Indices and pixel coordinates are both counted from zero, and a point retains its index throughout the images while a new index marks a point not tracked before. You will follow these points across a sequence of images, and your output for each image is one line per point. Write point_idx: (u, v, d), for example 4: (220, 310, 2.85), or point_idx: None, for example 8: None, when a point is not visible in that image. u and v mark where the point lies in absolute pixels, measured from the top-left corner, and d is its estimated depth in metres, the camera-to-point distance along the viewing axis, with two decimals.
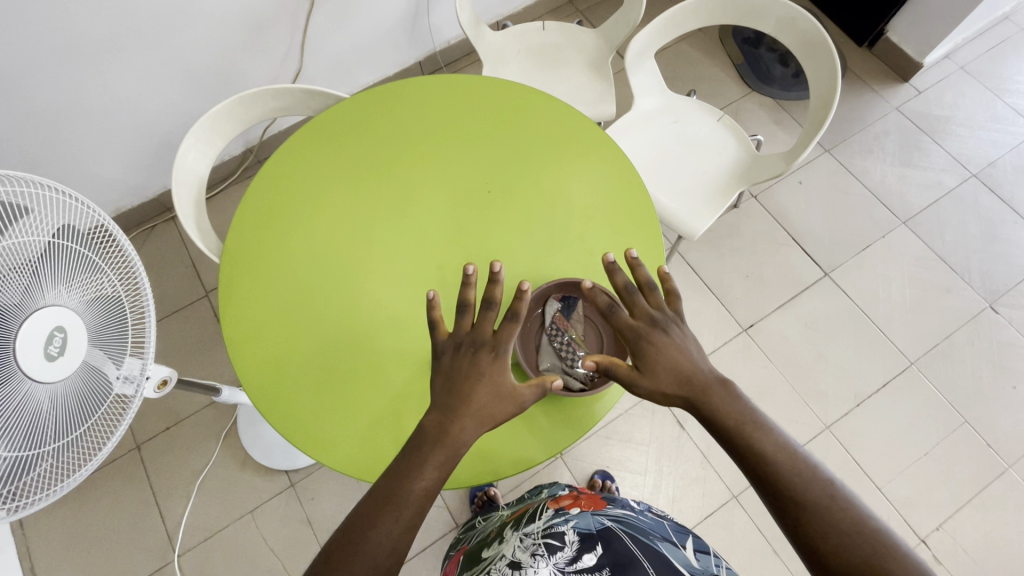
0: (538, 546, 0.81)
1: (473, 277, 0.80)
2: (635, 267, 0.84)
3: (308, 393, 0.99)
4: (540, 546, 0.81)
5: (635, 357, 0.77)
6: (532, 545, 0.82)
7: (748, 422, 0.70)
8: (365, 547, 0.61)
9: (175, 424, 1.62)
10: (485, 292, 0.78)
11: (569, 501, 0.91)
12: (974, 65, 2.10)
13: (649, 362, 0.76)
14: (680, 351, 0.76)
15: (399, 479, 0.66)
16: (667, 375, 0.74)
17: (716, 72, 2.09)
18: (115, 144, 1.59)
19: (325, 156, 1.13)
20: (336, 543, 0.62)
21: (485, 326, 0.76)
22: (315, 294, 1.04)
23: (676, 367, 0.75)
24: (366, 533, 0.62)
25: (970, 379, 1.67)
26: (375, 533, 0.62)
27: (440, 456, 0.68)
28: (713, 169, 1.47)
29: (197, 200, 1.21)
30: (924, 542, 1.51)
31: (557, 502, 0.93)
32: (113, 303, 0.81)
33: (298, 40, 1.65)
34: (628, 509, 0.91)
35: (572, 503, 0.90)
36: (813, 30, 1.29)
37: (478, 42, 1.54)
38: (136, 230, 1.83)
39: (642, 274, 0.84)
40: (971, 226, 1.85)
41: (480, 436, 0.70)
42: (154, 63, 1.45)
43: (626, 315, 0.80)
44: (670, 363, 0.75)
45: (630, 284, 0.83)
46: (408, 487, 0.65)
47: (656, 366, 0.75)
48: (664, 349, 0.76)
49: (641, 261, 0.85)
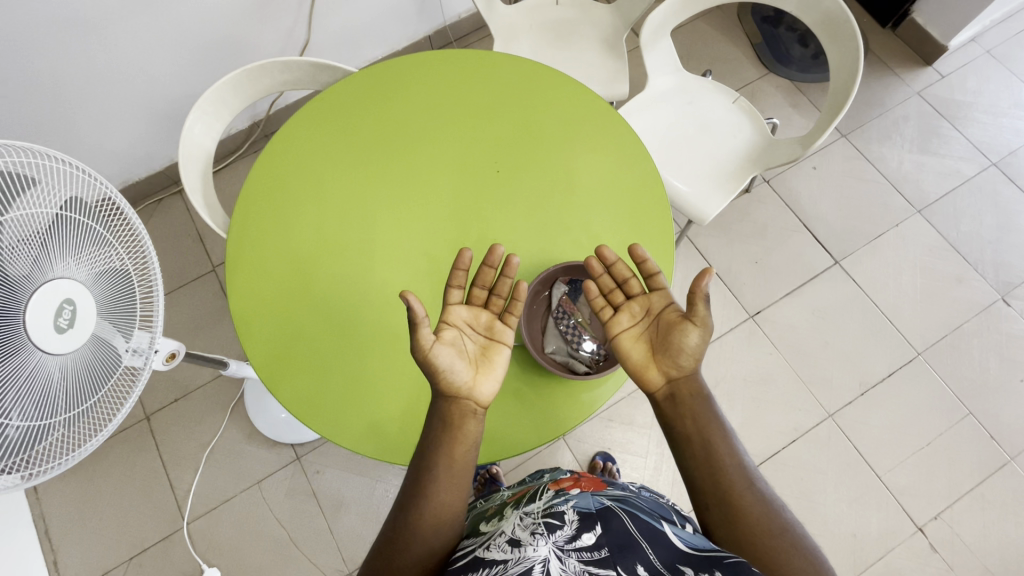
0: (538, 525, 0.75)
1: (463, 263, 0.84)
2: (616, 266, 0.89)
3: (311, 371, 1.00)
4: (539, 525, 0.76)
5: (662, 355, 0.81)
6: (532, 524, 0.76)
7: (712, 430, 0.76)
8: (410, 549, 0.72)
9: (183, 396, 1.65)
10: (462, 282, 0.85)
11: (569, 482, 0.91)
12: (1001, 49, 2.03)
13: (674, 352, 0.80)
14: (702, 330, 0.79)
15: (415, 486, 0.75)
16: (689, 362, 0.80)
17: (733, 51, 2.04)
18: (123, 116, 1.58)
19: (332, 131, 1.12)
20: (382, 549, 0.74)
21: (454, 317, 0.84)
22: (323, 277, 1.03)
23: (701, 353, 0.80)
24: (405, 541, 0.73)
25: (977, 372, 1.66)
26: (408, 542, 0.73)
27: (442, 449, 0.76)
28: (726, 153, 1.44)
29: (204, 173, 1.21)
30: (921, 531, 1.52)
31: (557, 485, 0.92)
32: (121, 276, 0.80)
33: (305, 11, 1.61)
34: (628, 492, 0.90)
35: (572, 485, 0.90)
36: (836, 9, 1.24)
37: (489, 15, 1.50)
38: (142, 203, 1.83)
39: (627, 272, 0.88)
40: (987, 216, 1.82)
41: (472, 418, 0.79)
42: (162, 32, 1.43)
43: (636, 315, 0.86)
44: (695, 349, 0.79)
45: (628, 281, 0.88)
46: (435, 494, 0.74)
47: (682, 358, 0.79)
48: (687, 333, 0.79)
49: (617, 259, 0.90)
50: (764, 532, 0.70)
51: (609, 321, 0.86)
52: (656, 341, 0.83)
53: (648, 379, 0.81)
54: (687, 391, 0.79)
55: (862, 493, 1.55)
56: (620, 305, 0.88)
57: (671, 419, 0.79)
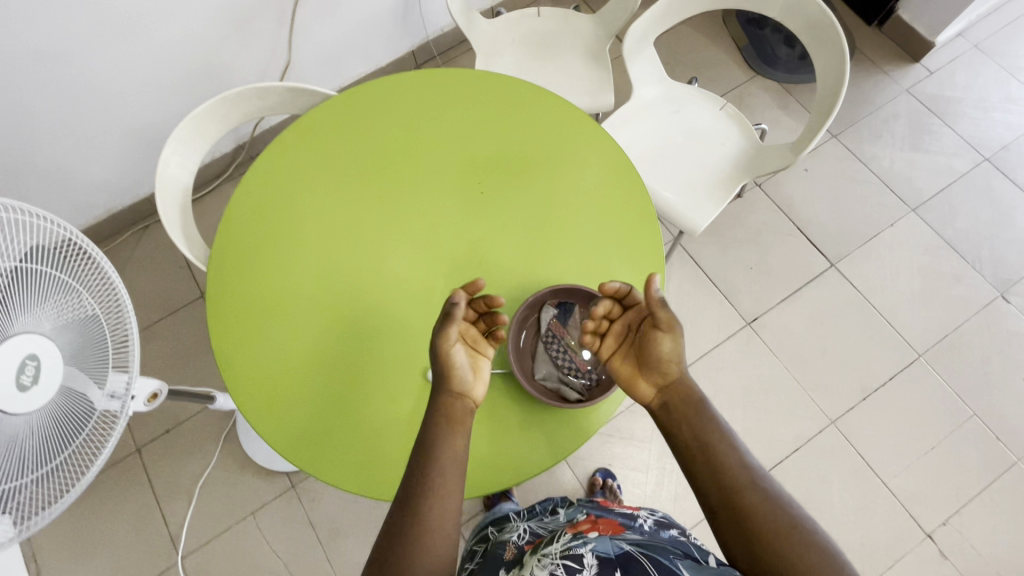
0: (556, 566, 0.72)
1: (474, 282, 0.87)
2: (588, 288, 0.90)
3: (295, 406, 0.97)
4: (558, 566, 0.73)
5: (647, 367, 0.81)
6: (550, 564, 0.73)
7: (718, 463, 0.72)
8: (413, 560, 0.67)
9: (174, 427, 1.62)
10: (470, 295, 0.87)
11: (586, 526, 0.85)
12: (989, 42, 2.02)
13: (654, 362, 0.79)
14: (673, 335, 0.79)
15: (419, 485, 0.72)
16: (673, 368, 0.79)
17: (718, 55, 2.02)
18: (104, 146, 1.56)
19: (313, 156, 1.10)
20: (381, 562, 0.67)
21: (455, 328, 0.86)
22: (310, 307, 1.01)
23: (681, 356, 0.79)
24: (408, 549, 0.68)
25: (979, 372, 1.63)
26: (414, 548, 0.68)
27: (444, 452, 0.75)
28: (716, 161, 1.42)
29: (184, 204, 1.18)
30: (930, 537, 1.49)
31: (574, 527, 0.86)
32: (92, 323, 0.78)
33: (284, 31, 1.60)
34: (647, 534, 0.84)
35: (589, 529, 0.84)
36: (820, 12, 1.21)
37: (470, 30, 1.49)
38: (128, 231, 1.81)
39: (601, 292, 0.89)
40: (983, 212, 1.80)
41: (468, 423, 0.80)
42: (139, 59, 1.42)
43: (618, 332, 0.86)
44: (672, 354, 0.79)
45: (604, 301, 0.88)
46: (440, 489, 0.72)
47: (665, 367, 0.79)
48: (661, 341, 0.79)
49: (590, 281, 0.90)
50: (782, 532, 0.66)
51: (592, 345, 0.87)
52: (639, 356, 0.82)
53: (640, 393, 0.81)
54: (679, 398, 0.78)
55: (868, 501, 1.52)
56: (603, 329, 0.87)
57: (668, 429, 0.78)
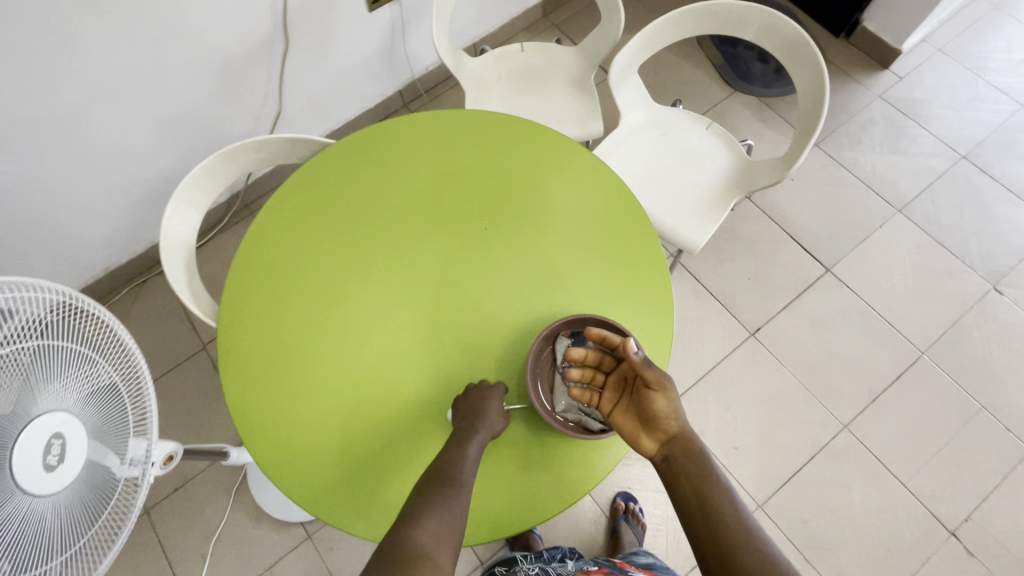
0: None
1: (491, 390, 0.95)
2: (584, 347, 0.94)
3: (315, 458, 0.96)
4: None
5: (648, 422, 0.85)
6: None
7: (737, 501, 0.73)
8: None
9: (183, 484, 1.58)
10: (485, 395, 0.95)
11: None
12: (951, 46, 2.11)
13: (654, 419, 0.84)
14: (668, 393, 0.84)
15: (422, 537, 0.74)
16: (672, 423, 0.84)
17: (696, 74, 2.09)
18: (100, 206, 1.57)
19: (316, 205, 1.11)
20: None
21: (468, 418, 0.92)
22: (321, 356, 1.00)
23: (679, 411, 0.85)
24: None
25: (982, 364, 1.66)
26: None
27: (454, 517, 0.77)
28: (708, 179, 1.45)
29: (188, 261, 1.19)
30: (954, 536, 1.49)
31: None
32: (112, 394, 0.78)
33: (275, 81, 1.63)
34: None
35: None
36: (795, 33, 1.27)
37: (458, 70, 1.53)
38: (126, 287, 1.80)
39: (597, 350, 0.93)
40: (966, 208, 1.85)
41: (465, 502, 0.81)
42: (133, 119, 1.44)
43: (616, 388, 0.90)
44: (669, 410, 0.84)
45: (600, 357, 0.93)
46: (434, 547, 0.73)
47: (667, 422, 0.84)
48: (657, 400, 0.84)
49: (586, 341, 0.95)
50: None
51: (594, 402, 0.91)
52: (640, 411, 0.87)
53: (644, 447, 0.86)
54: (681, 451, 0.82)
55: (889, 503, 1.52)
56: (604, 385, 0.92)
57: (671, 481, 0.81)
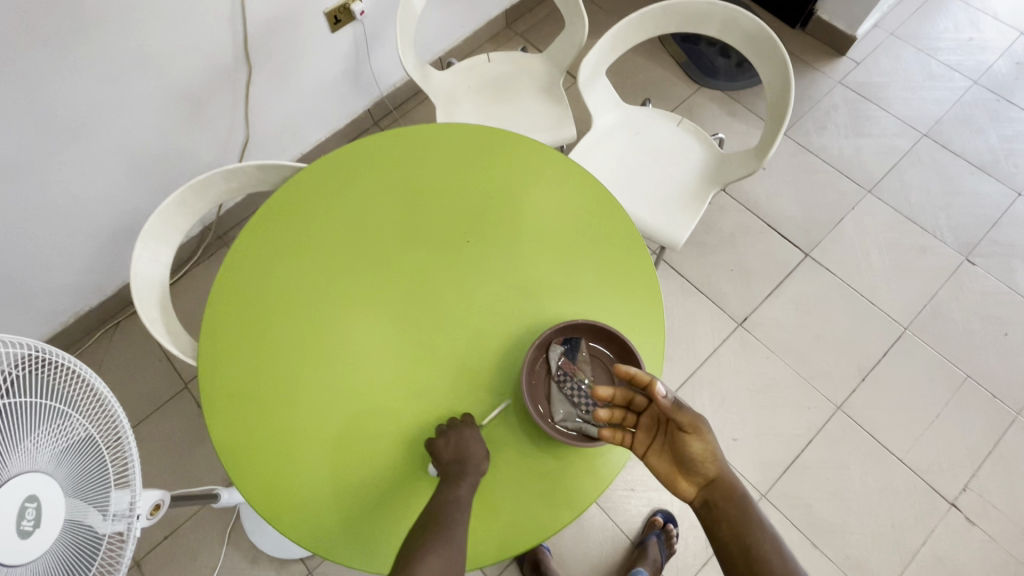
0: None
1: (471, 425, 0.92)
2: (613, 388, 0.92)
3: (310, 493, 0.92)
4: None
5: (685, 465, 0.87)
6: None
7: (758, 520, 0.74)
8: None
9: (174, 531, 1.52)
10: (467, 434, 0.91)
11: None
12: (902, 29, 2.18)
13: (692, 463, 0.85)
14: (704, 437, 0.84)
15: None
16: (710, 467, 0.85)
17: (662, 73, 2.12)
18: (65, 249, 1.51)
19: (293, 231, 1.08)
20: None
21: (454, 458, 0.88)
22: (309, 388, 0.97)
23: (716, 453, 0.85)
24: None
25: (963, 335, 1.69)
26: None
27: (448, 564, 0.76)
28: (683, 175, 1.46)
29: (162, 300, 1.15)
30: (954, 506, 1.51)
31: None
32: (89, 446, 0.74)
33: (240, 108, 1.60)
34: None
35: None
36: (756, 26, 1.29)
37: (426, 84, 1.52)
38: (99, 331, 1.74)
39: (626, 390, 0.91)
40: (932, 184, 1.90)
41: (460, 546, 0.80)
42: (94, 157, 1.39)
43: (650, 429, 0.90)
44: (706, 454, 0.85)
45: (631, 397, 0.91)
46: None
47: (706, 465, 0.85)
48: (692, 444, 0.85)
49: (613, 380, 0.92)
50: None
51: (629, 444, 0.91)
52: (675, 453, 0.88)
53: (682, 490, 0.88)
54: (721, 496, 0.84)
55: (889, 480, 1.53)
56: (636, 426, 0.91)
57: (710, 526, 0.83)
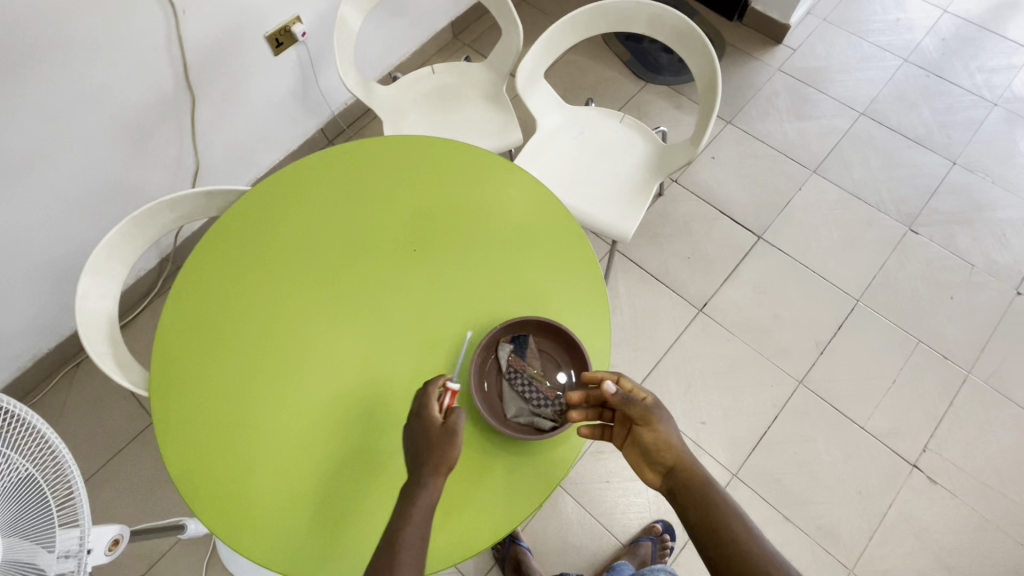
0: None
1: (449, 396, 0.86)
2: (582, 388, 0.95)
3: (270, 511, 0.92)
4: None
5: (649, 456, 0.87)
6: None
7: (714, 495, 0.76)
8: None
9: (149, 569, 1.49)
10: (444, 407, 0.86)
11: None
12: (833, 15, 2.27)
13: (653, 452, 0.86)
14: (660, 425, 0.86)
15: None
16: (670, 454, 0.85)
17: (608, 72, 2.17)
18: (15, 293, 1.48)
19: (239, 253, 1.09)
20: None
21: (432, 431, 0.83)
22: (266, 406, 0.97)
23: (675, 441, 0.86)
24: None
25: (912, 302, 1.76)
26: None
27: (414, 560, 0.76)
28: (628, 169, 1.50)
29: (112, 334, 1.14)
30: (916, 467, 1.56)
31: None
32: (28, 485, 0.73)
33: (188, 136, 1.60)
34: None
35: None
36: (680, 21, 1.33)
37: (371, 100, 1.54)
38: (58, 373, 1.70)
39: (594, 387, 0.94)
40: (873, 160, 1.98)
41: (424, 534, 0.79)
42: (38, 197, 1.38)
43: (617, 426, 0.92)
44: (665, 441, 0.86)
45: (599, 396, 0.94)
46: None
47: (662, 453, 0.85)
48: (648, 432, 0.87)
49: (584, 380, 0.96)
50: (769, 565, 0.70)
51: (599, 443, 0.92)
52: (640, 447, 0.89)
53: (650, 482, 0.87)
54: (685, 482, 0.82)
55: (853, 448, 1.58)
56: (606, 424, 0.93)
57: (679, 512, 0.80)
